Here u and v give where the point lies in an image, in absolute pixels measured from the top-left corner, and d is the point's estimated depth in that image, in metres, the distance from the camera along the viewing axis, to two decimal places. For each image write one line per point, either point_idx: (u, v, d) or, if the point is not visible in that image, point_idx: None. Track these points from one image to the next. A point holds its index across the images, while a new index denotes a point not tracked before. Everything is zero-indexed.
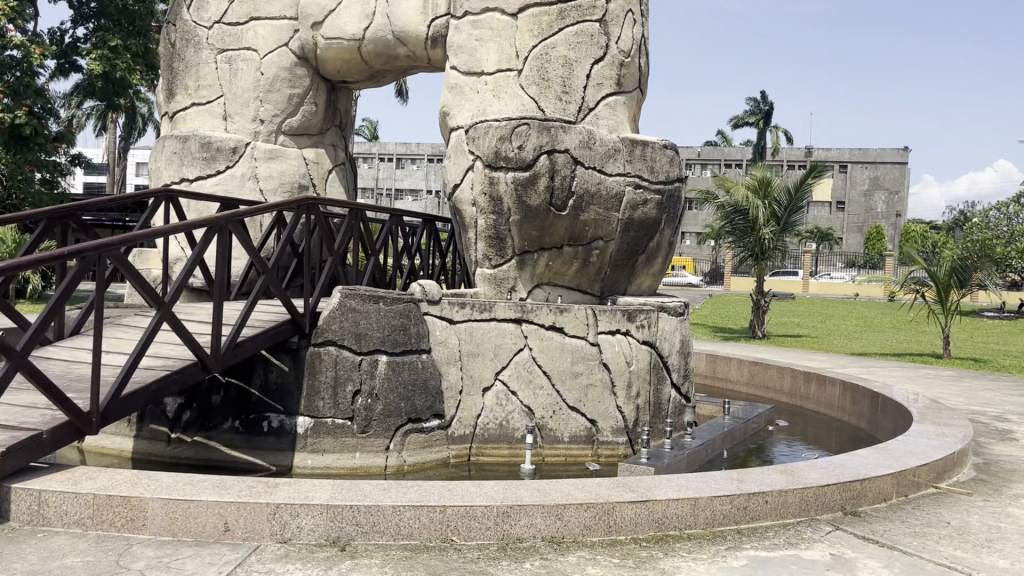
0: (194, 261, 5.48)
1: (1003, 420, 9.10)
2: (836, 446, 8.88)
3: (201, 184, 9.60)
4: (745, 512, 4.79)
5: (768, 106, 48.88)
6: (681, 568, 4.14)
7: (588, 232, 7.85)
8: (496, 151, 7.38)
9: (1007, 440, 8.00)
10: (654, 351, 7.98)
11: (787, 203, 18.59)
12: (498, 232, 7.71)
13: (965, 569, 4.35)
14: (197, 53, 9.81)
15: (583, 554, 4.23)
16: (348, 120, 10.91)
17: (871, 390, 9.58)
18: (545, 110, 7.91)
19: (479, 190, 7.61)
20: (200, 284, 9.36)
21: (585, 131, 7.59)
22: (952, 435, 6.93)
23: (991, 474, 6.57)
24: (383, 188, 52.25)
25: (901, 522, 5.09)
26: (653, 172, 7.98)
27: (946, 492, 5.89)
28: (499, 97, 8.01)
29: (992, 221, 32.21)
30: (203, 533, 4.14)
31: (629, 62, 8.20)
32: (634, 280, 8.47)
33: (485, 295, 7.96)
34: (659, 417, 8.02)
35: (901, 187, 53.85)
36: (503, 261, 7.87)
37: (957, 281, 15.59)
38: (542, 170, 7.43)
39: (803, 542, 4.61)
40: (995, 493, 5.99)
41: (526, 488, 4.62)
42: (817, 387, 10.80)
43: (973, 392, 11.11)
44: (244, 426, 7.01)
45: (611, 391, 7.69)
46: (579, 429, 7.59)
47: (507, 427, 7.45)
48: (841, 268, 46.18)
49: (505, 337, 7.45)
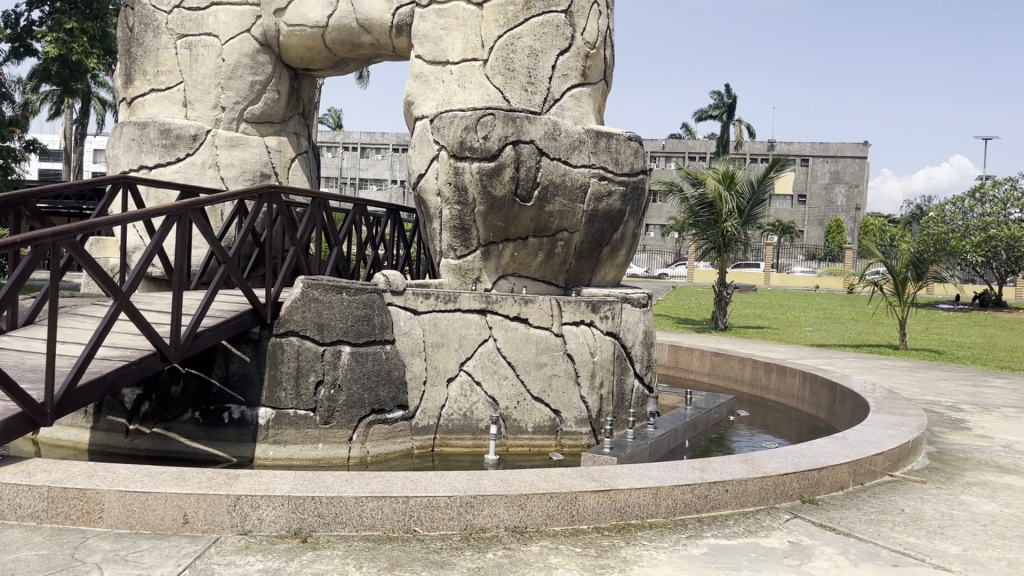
0: (154, 250, 5.38)
1: (957, 410, 9.33)
2: (795, 436, 9.03)
3: (160, 172, 9.41)
4: (705, 501, 4.85)
5: (731, 99, 49.36)
6: (642, 557, 4.17)
7: (554, 223, 7.86)
8: (461, 141, 7.36)
9: (960, 429, 8.20)
10: (618, 342, 8.02)
11: (750, 195, 18.91)
12: (463, 223, 7.70)
13: (918, 555, 4.46)
14: (157, 37, 9.62)
15: (545, 544, 4.25)
16: (311, 109, 10.78)
17: (830, 380, 9.75)
18: (510, 100, 7.88)
19: (444, 180, 7.59)
20: (159, 273, 9.21)
21: (551, 122, 7.58)
22: (907, 425, 7.08)
23: (943, 462, 6.74)
24: (347, 177, 51.75)
25: (858, 509, 5.19)
26: (618, 164, 8.01)
27: (901, 480, 6.01)
28: (464, 87, 7.97)
29: (948, 214, 32.95)
30: (161, 526, 4.09)
31: (595, 53, 8.24)
32: (598, 271, 8.50)
33: (450, 286, 7.93)
34: (622, 408, 8.09)
35: (860, 181, 54.72)
36: (468, 251, 7.85)
37: (913, 273, 15.93)
38: (507, 161, 7.41)
39: (762, 530, 4.68)
40: (949, 481, 6.13)
41: (489, 479, 4.63)
42: (778, 378, 10.96)
43: (928, 382, 11.37)
44: (205, 417, 6.93)
45: (575, 381, 7.71)
46: (543, 420, 7.61)
47: (471, 417, 7.45)
48: (802, 260, 46.81)
49: (470, 328, 7.44)
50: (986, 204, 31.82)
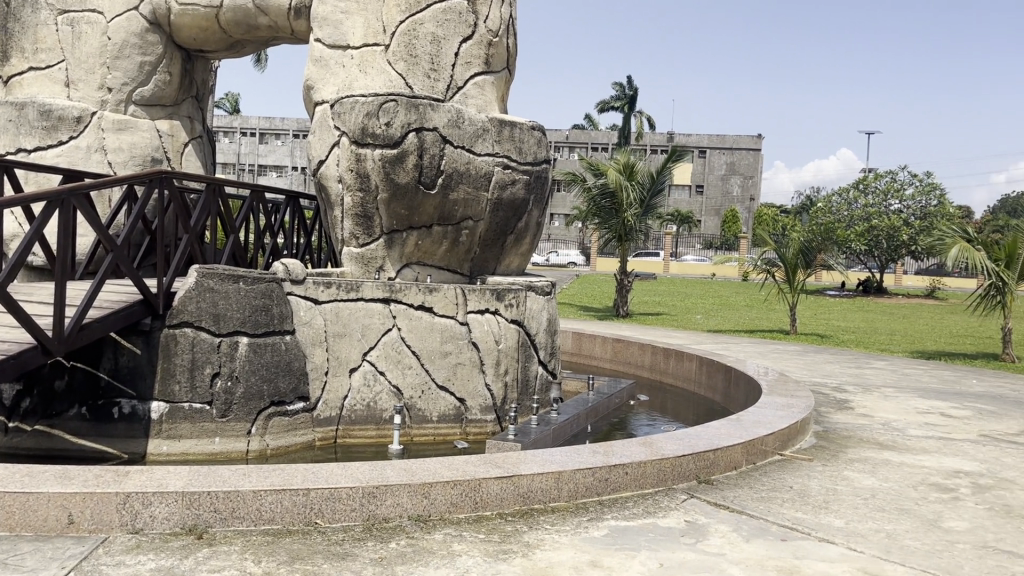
0: (33, 237, 5.08)
1: (841, 390, 9.84)
2: (692, 419, 9.33)
3: (40, 155, 8.87)
4: (606, 484, 4.95)
5: (632, 91, 50.28)
6: (545, 541, 4.23)
7: (458, 211, 7.83)
8: (363, 127, 7.28)
9: (844, 409, 8.65)
10: (522, 330, 8.09)
11: (649, 185, 19.31)
12: (365, 210, 7.63)
13: (805, 530, 4.68)
14: (34, 12, 9.02)
15: (449, 532, 4.26)
16: (205, 92, 10.39)
17: (725, 364, 10.09)
18: (412, 87, 7.80)
19: (345, 167, 7.50)
20: (41, 262, 8.73)
21: (454, 110, 7.54)
22: (796, 406, 7.42)
23: (828, 440, 7.08)
24: (245, 163, 50.19)
25: (749, 488, 5.41)
26: (521, 153, 8.03)
27: (790, 458, 6.29)
28: (366, 72, 7.84)
29: (834, 205, 34.50)
30: (44, 527, 3.89)
31: (498, 41, 8.22)
32: (503, 260, 8.53)
33: (352, 274, 7.87)
34: (526, 395, 8.17)
35: (754, 173, 56.72)
36: (371, 240, 7.80)
37: (803, 261, 16.63)
38: (410, 148, 7.34)
39: (660, 511, 4.82)
40: (833, 459, 6.45)
41: (393, 469, 4.59)
42: (676, 362, 11.28)
43: (815, 365, 11.94)
44: (92, 413, 6.63)
45: (479, 369, 7.74)
46: (448, 408, 7.60)
47: (374, 408, 7.37)
48: (699, 249, 48.20)
49: (373, 317, 7.35)
50: (869, 195, 33.48)
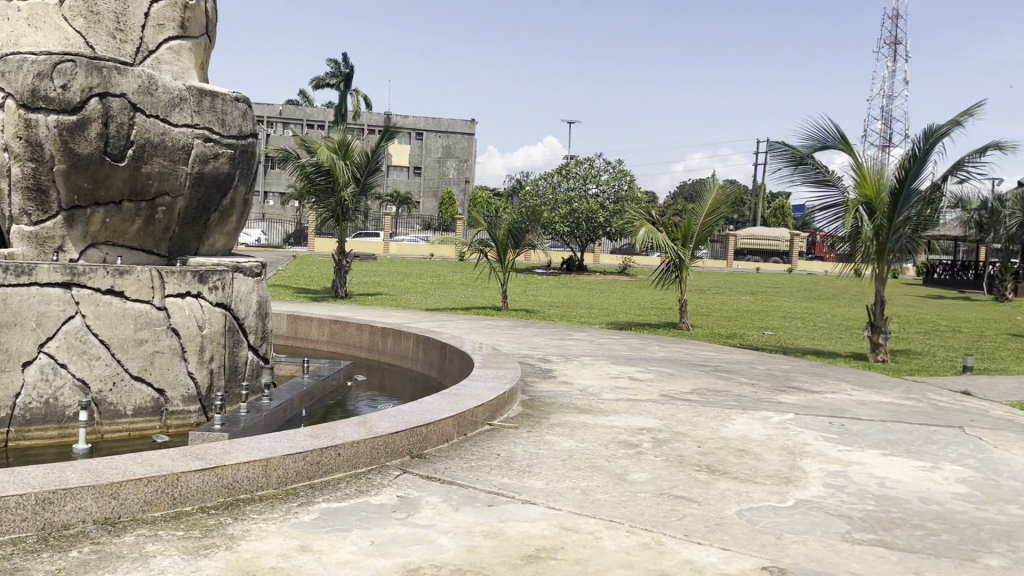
0: None
1: (546, 360, 10.56)
2: (409, 395, 9.48)
3: None
4: (316, 467, 4.87)
5: (348, 69, 49.56)
6: (251, 531, 4.06)
7: (152, 186, 7.20)
8: (33, 89, 6.43)
9: (548, 378, 9.29)
10: (229, 314, 7.67)
11: (365, 165, 19.15)
12: (38, 183, 6.74)
13: (510, 494, 4.94)
14: None
15: (143, 532, 3.94)
16: None
17: (439, 340, 10.34)
18: (94, 47, 7.02)
19: (11, 133, 6.58)
20: None
21: (144, 75, 6.90)
22: (504, 377, 7.82)
23: (533, 408, 7.55)
24: None
25: (459, 458, 5.60)
26: (224, 125, 7.56)
27: (498, 428, 6.61)
28: (35, 26, 6.91)
29: (541, 188, 36.66)
30: None
31: (194, 5, 7.68)
32: (206, 239, 8.00)
33: (24, 256, 6.93)
34: (234, 381, 7.78)
35: (470, 156, 58.66)
36: (46, 216, 6.91)
37: (513, 241, 17.56)
38: (93, 115, 6.62)
39: (372, 488, 4.83)
40: (537, 425, 6.88)
41: (75, 470, 4.14)
42: (393, 341, 11.36)
43: (523, 338, 12.68)
44: None
45: (181, 356, 7.22)
46: (145, 400, 7.02)
47: (55, 404, 6.62)
48: (417, 230, 48.99)
49: (51, 304, 6.55)
50: (571, 179, 36.02)
